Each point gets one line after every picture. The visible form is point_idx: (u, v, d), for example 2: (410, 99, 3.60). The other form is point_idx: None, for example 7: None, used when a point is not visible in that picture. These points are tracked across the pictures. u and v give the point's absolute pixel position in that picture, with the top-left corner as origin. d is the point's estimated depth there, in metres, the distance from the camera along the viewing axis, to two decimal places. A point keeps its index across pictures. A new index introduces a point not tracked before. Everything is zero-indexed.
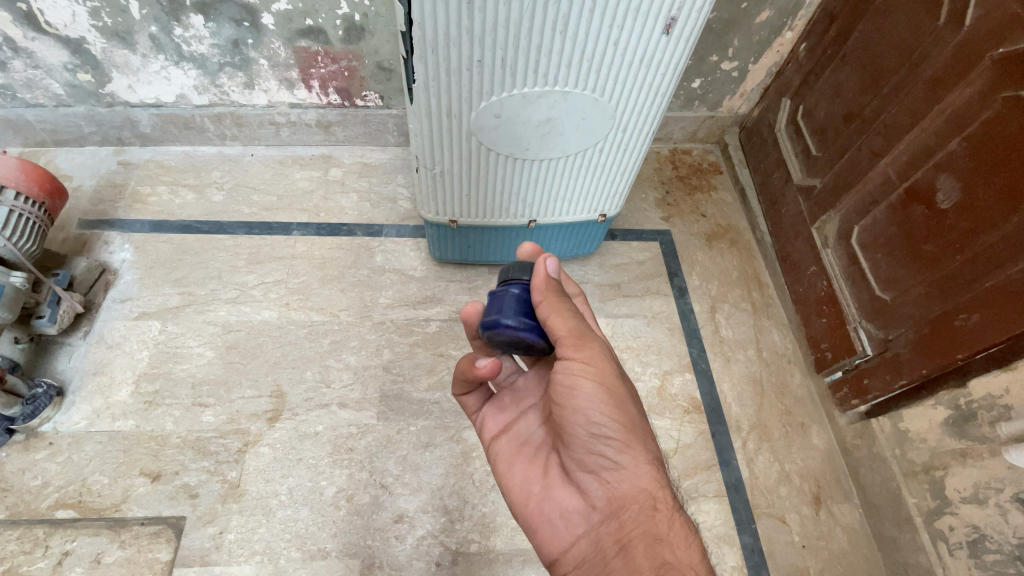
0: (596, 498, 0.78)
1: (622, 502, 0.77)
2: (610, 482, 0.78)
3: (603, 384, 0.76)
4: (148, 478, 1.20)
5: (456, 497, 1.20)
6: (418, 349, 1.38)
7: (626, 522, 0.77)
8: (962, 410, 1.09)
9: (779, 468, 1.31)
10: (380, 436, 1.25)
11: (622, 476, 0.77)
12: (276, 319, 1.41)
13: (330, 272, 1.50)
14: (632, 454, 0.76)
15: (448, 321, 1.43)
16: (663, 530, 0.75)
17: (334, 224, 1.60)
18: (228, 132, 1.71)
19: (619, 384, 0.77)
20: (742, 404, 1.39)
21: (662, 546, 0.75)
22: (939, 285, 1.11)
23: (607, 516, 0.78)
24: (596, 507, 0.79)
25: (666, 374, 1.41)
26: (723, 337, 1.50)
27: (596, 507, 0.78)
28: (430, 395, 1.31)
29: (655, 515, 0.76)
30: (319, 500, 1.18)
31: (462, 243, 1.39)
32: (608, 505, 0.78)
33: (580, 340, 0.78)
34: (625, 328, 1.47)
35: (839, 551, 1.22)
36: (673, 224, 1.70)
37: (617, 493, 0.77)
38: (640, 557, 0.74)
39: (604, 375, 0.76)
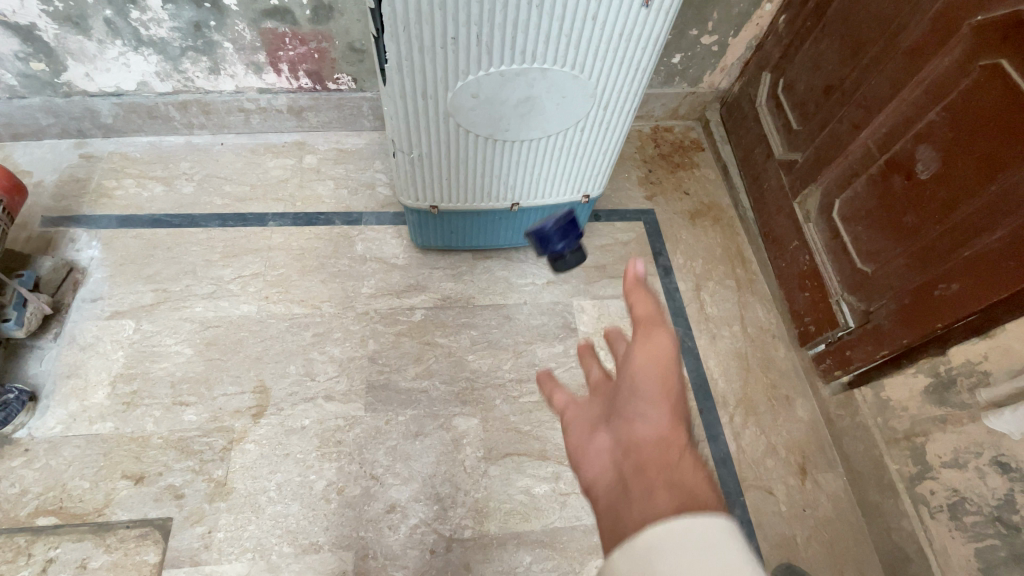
0: (607, 437, 0.59)
1: (640, 447, 0.55)
2: (629, 421, 0.57)
3: (660, 361, 0.59)
4: (130, 480, 1.17)
5: (448, 484, 1.19)
6: (403, 338, 1.35)
7: (642, 460, 0.54)
8: (942, 378, 1.12)
9: (766, 441, 1.33)
10: (368, 427, 1.24)
11: (645, 420, 0.57)
12: (255, 313, 1.37)
13: (309, 262, 1.46)
14: (659, 403, 0.57)
15: (434, 309, 1.41)
16: (693, 482, 0.50)
17: (311, 213, 1.55)
18: (195, 121, 1.64)
19: (667, 335, 0.61)
20: (729, 379, 1.41)
21: (674, 474, 0.51)
22: (919, 255, 1.13)
23: (623, 451, 0.56)
24: (612, 450, 0.57)
25: None
26: (709, 314, 1.50)
27: (618, 448, 0.56)
28: (418, 384, 1.30)
29: (681, 459, 0.53)
30: (309, 494, 1.16)
31: (445, 228, 1.36)
32: (624, 448, 0.56)
33: (650, 326, 0.62)
34: (612, 309, 1.47)
35: (825, 518, 1.25)
36: (657, 202, 1.69)
37: (636, 436, 0.56)
38: (659, 490, 0.49)
39: (661, 354, 0.60)
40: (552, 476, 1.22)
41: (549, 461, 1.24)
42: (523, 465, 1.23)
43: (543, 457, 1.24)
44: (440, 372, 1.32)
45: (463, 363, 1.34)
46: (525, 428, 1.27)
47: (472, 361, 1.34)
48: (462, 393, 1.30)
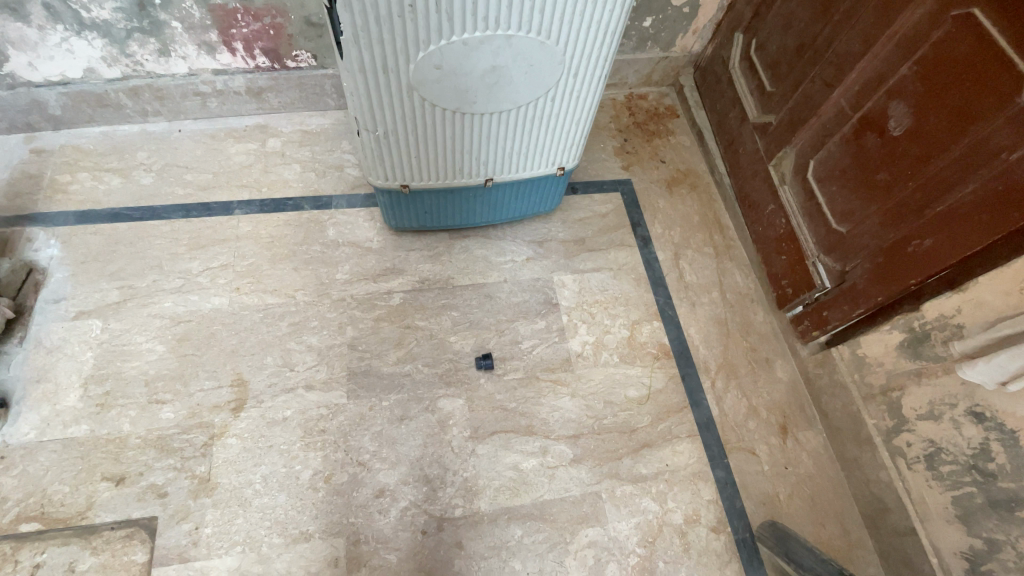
0: None
1: None
2: None
3: None
4: (111, 482, 1.14)
5: (436, 465, 1.19)
6: (382, 322, 1.33)
7: None
8: (916, 333, 1.13)
9: (747, 404, 1.36)
10: (352, 414, 1.23)
11: None
12: (227, 306, 1.33)
13: (280, 250, 1.41)
14: None
15: (412, 292, 1.38)
16: None
17: (279, 199, 1.50)
18: (149, 108, 1.56)
19: None
20: (709, 345, 1.42)
21: None
22: (894, 213, 1.13)
23: None
24: None
25: (635, 324, 1.42)
26: (688, 282, 1.51)
27: None
28: (400, 368, 1.28)
29: None
30: (296, 484, 1.15)
31: (418, 209, 1.33)
32: None
33: None
34: (592, 282, 1.46)
35: (806, 475, 1.29)
36: (634, 172, 1.67)
37: None
38: None
39: None
40: (539, 451, 1.23)
41: (536, 437, 1.24)
42: (509, 442, 1.23)
43: (530, 433, 1.25)
44: (422, 355, 1.30)
45: (444, 345, 1.32)
46: (510, 405, 1.27)
47: (453, 342, 1.33)
48: (446, 374, 1.29)
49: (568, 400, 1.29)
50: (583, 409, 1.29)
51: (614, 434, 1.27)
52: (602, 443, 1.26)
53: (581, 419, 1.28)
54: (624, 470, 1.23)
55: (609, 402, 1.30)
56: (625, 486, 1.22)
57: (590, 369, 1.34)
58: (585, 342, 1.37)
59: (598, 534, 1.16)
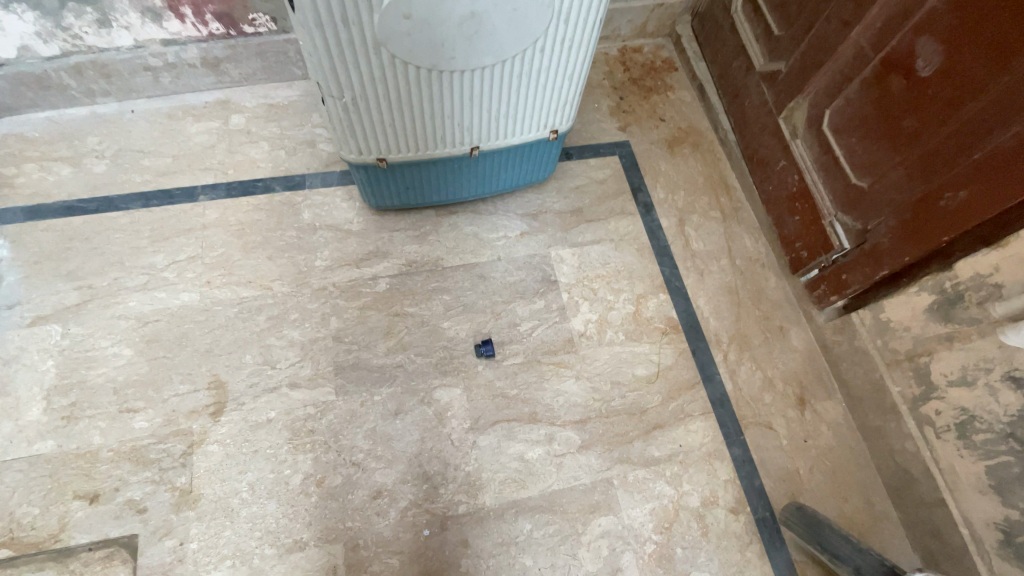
0: None
1: None
2: None
3: None
4: (85, 500, 1.05)
5: (436, 461, 1.11)
6: (369, 310, 1.23)
7: None
8: (948, 295, 1.04)
9: (762, 375, 1.28)
10: (341, 412, 1.13)
11: None
12: (197, 302, 1.22)
13: (251, 238, 1.29)
14: None
15: (399, 275, 1.27)
16: None
17: (247, 181, 1.37)
18: (96, 87, 1.41)
19: None
20: (720, 316, 1.33)
21: None
22: (923, 163, 1.03)
23: None
24: None
25: (641, 298, 1.32)
26: (695, 250, 1.41)
27: None
28: (390, 359, 1.19)
29: None
30: (286, 490, 1.07)
31: (399, 185, 1.21)
32: None
33: None
34: (593, 255, 1.36)
35: (827, 447, 1.23)
36: (632, 133, 1.55)
37: None
38: None
39: None
40: (546, 440, 1.15)
41: (541, 425, 1.16)
42: (513, 432, 1.15)
43: (535, 421, 1.16)
44: (414, 344, 1.21)
45: (437, 331, 1.23)
46: (512, 393, 1.18)
47: (447, 328, 1.23)
48: (441, 363, 1.19)
49: (573, 383, 1.21)
50: (590, 392, 1.20)
51: (624, 416, 1.19)
52: (612, 427, 1.17)
53: (588, 403, 1.19)
54: (637, 454, 1.16)
55: (618, 383, 1.22)
56: (638, 471, 1.14)
57: (595, 349, 1.25)
58: (588, 320, 1.28)
59: (612, 523, 1.10)
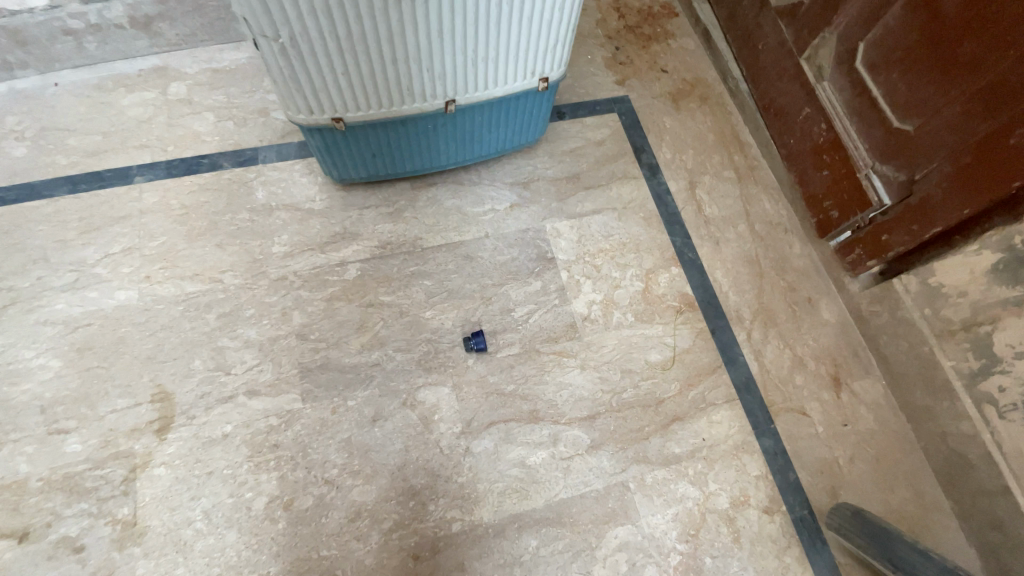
0: None
1: None
2: None
3: None
4: (8, 541, 0.89)
5: (423, 474, 0.95)
6: (337, 301, 1.05)
7: None
8: (1017, 253, 0.89)
9: (791, 354, 1.13)
10: (309, 422, 0.96)
11: None
12: (136, 300, 1.04)
13: (197, 223, 1.11)
14: None
15: (371, 259, 1.09)
16: None
17: (190, 158, 1.18)
18: (9, 57, 1.20)
19: None
20: (741, 290, 1.18)
21: None
22: (984, 98, 0.86)
23: None
24: None
25: (650, 273, 1.16)
26: (708, 216, 1.24)
27: None
28: (365, 357, 1.02)
29: None
30: (247, 517, 0.90)
31: (364, 152, 1.03)
32: None
33: None
34: (593, 227, 1.19)
35: (867, 433, 1.08)
36: (631, 87, 1.37)
37: None
38: None
39: None
40: (550, 442, 0.99)
41: (543, 424, 1.00)
42: (511, 435, 0.99)
43: (536, 420, 1.00)
44: (392, 338, 1.04)
45: (419, 322, 1.05)
46: (508, 389, 1.02)
47: (430, 319, 1.06)
48: (424, 359, 1.03)
49: (578, 375, 1.05)
50: (597, 384, 1.04)
51: (637, 410, 1.03)
52: (625, 423, 1.02)
53: (596, 396, 1.03)
54: (655, 453, 1.00)
55: (629, 371, 1.06)
56: (657, 472, 0.99)
57: (602, 334, 1.09)
58: (592, 301, 1.12)
59: (630, 534, 0.95)
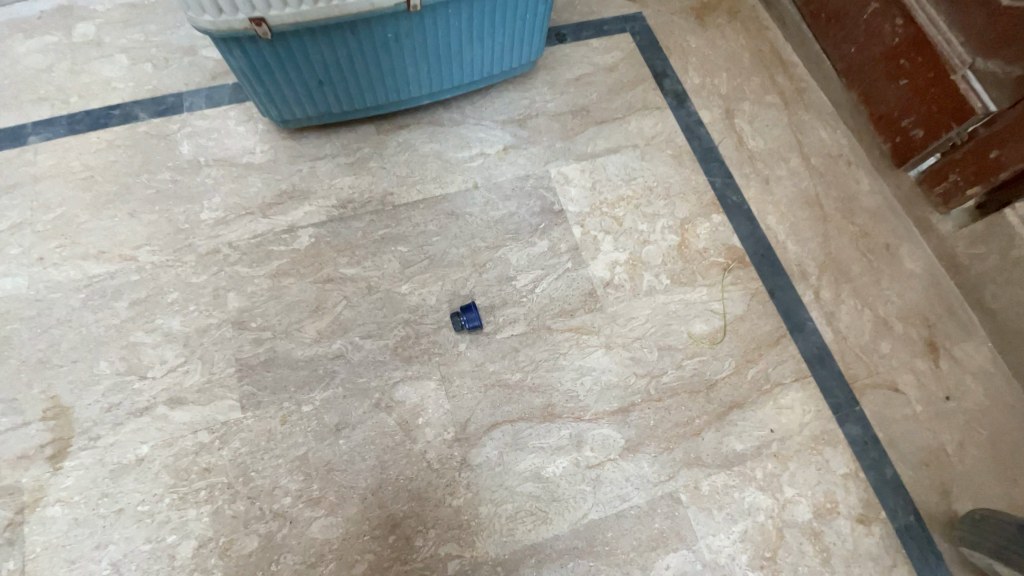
0: None
1: None
2: None
3: None
4: None
5: (405, 497, 0.71)
6: (286, 277, 0.81)
7: None
8: None
9: (871, 316, 0.88)
10: (251, 437, 0.72)
11: None
12: (26, 289, 0.80)
13: (105, 189, 0.87)
14: None
15: (328, 222, 0.85)
16: None
17: (98, 110, 0.93)
18: None
19: None
20: (801, 238, 0.93)
21: None
22: None
23: None
24: None
25: (686, 222, 0.91)
26: (752, 150, 0.99)
27: None
28: (323, 348, 0.77)
29: None
30: (171, 569, 0.67)
31: (308, 78, 0.79)
32: None
33: None
34: (611, 169, 0.94)
35: (979, 411, 0.83)
36: (645, 3, 1.11)
37: None
38: None
39: None
40: (572, 446, 0.75)
41: (562, 423, 0.76)
42: (521, 439, 0.75)
43: (551, 419, 0.76)
44: (358, 321, 0.79)
45: (392, 299, 0.81)
46: (513, 380, 0.78)
47: (406, 294, 0.82)
48: (402, 346, 0.78)
49: (603, 357, 0.80)
50: (629, 368, 0.80)
51: (684, 398, 0.79)
52: (670, 416, 0.77)
53: (629, 383, 0.79)
54: (711, 453, 0.76)
55: (669, 349, 0.81)
56: (715, 478, 0.75)
57: (631, 303, 0.84)
58: (614, 262, 0.87)
59: (685, 562, 0.71)
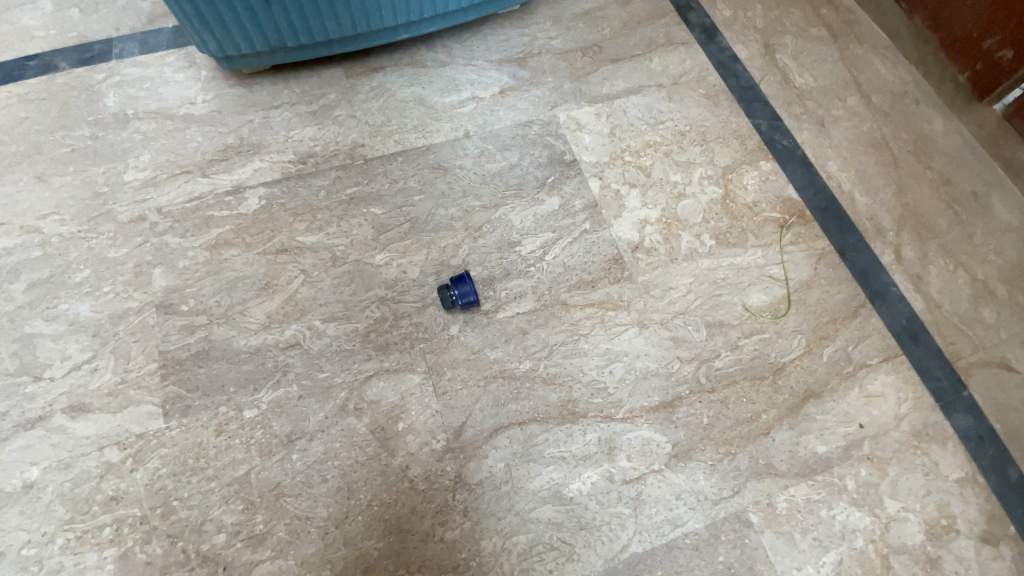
0: None
1: None
2: None
3: None
4: None
5: (381, 531, 0.53)
6: (229, 248, 0.64)
7: None
8: None
9: (969, 278, 0.70)
10: (174, 454, 0.55)
11: None
12: None
13: (10, 150, 0.70)
14: None
15: (284, 181, 0.68)
16: None
17: (8, 60, 0.77)
18: None
19: None
20: (870, 188, 0.75)
21: None
22: None
23: None
24: None
25: (729, 171, 0.73)
26: (801, 88, 0.82)
27: None
28: (273, 336, 0.59)
29: None
30: None
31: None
32: None
33: None
34: (632, 113, 0.77)
35: None
36: None
37: None
38: None
39: None
40: (601, 455, 0.57)
41: (587, 425, 0.58)
42: (533, 448, 0.57)
43: (573, 419, 0.58)
44: (319, 301, 0.62)
45: (363, 272, 0.63)
46: (520, 370, 0.60)
47: (381, 265, 0.64)
48: (377, 331, 0.61)
49: (637, 338, 0.62)
50: (671, 351, 0.62)
51: (744, 387, 0.60)
52: (727, 412, 0.59)
53: (672, 370, 0.61)
54: (784, 459, 0.58)
55: (721, 326, 0.63)
56: (791, 491, 0.57)
57: (668, 269, 0.66)
58: (643, 221, 0.69)
59: None
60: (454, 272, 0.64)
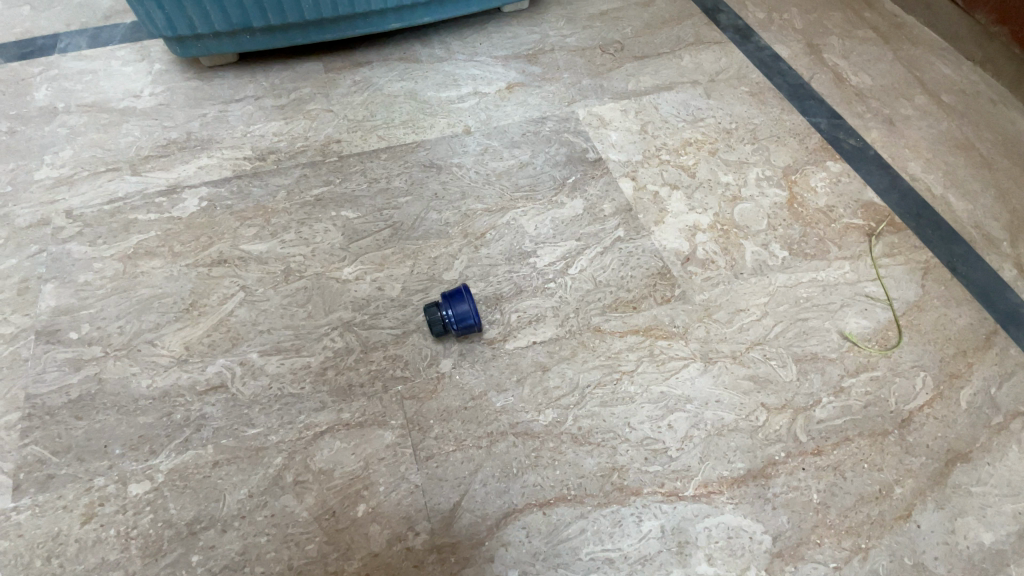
0: None
1: None
2: None
3: None
4: None
5: None
6: (149, 261, 0.49)
7: None
8: None
9: None
10: (15, 552, 0.37)
11: None
12: None
13: None
14: None
15: (233, 181, 0.54)
16: None
17: None
18: None
19: None
20: (974, 187, 0.59)
21: None
22: None
23: None
24: None
25: (791, 171, 0.59)
26: (860, 85, 0.70)
27: None
28: (191, 376, 0.43)
29: None
30: None
31: None
32: None
33: None
34: (665, 109, 0.64)
35: None
36: None
37: None
38: None
39: None
40: (667, 556, 0.38)
41: (641, 509, 0.39)
42: (562, 545, 0.38)
43: (619, 498, 0.39)
44: (261, 327, 0.46)
45: (325, 290, 0.48)
46: (539, 424, 0.42)
47: (350, 281, 0.48)
48: (338, 366, 0.44)
49: (702, 378, 0.45)
50: (752, 396, 0.44)
51: (861, 448, 0.42)
52: (844, 484, 0.41)
53: (756, 423, 0.43)
54: (939, 557, 0.38)
55: (812, 360, 0.46)
56: None
57: (732, 287, 0.50)
58: (692, 227, 0.54)
59: None
60: (449, 287, 0.48)
